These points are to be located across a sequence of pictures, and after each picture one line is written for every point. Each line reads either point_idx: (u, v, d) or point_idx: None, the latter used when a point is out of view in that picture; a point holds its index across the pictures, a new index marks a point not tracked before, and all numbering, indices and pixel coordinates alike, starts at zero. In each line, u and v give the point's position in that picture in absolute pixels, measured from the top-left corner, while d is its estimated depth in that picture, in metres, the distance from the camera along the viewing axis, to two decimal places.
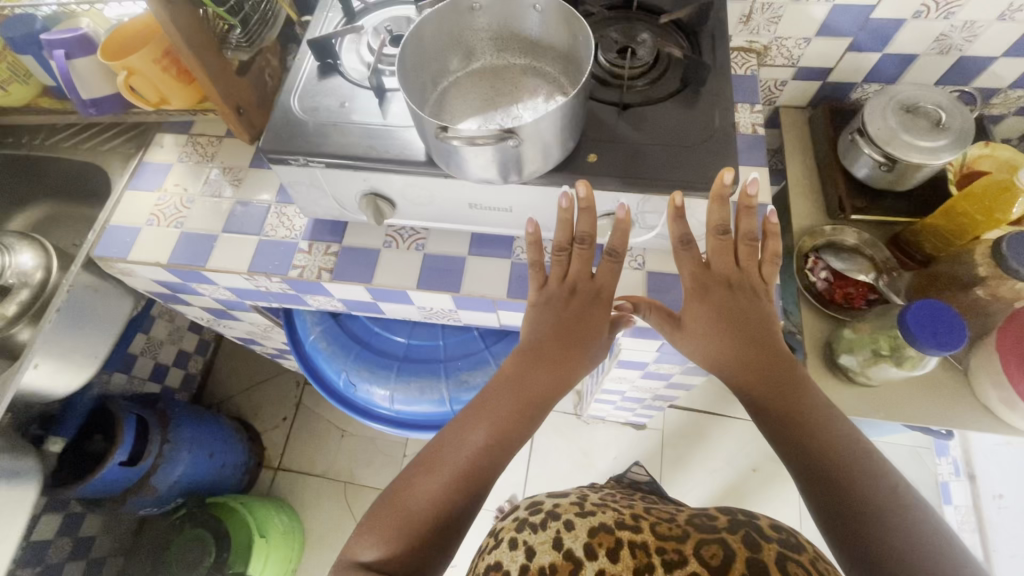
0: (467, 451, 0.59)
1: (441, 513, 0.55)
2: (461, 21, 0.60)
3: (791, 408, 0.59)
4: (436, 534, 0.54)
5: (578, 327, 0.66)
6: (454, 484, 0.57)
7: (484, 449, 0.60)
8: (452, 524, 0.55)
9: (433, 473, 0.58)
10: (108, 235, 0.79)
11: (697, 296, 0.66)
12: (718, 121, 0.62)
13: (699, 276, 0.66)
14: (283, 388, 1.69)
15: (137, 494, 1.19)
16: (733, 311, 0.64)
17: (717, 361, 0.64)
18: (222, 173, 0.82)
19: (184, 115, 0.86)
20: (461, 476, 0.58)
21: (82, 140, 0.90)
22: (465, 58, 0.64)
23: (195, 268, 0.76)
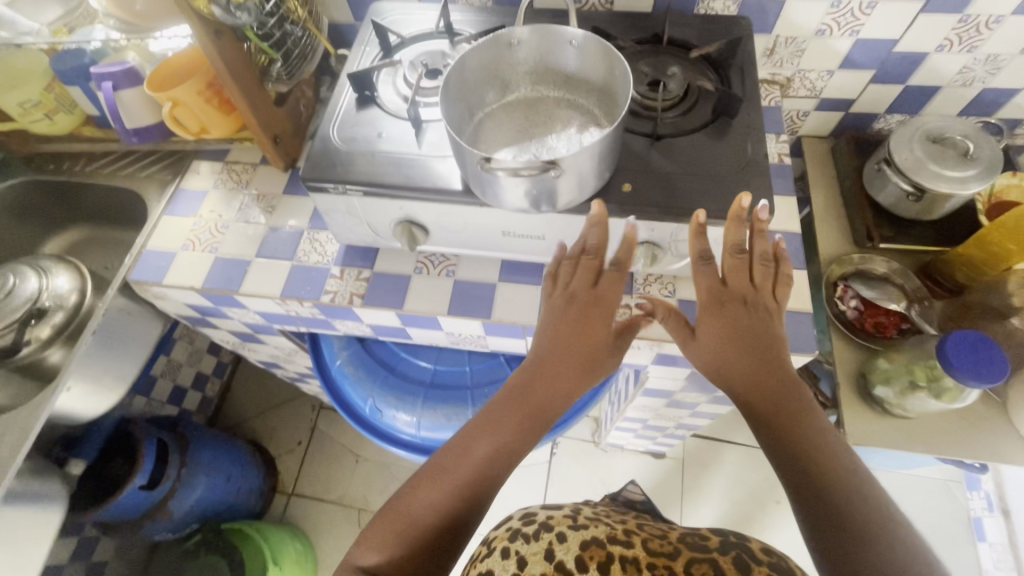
0: (470, 464, 0.57)
1: (438, 529, 0.53)
2: (500, 56, 0.62)
3: (796, 425, 0.56)
4: (435, 544, 0.53)
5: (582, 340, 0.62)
6: (455, 495, 0.55)
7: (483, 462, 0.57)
8: (452, 536, 0.54)
9: (436, 482, 0.56)
10: (144, 260, 0.80)
11: (711, 307, 0.62)
12: (751, 152, 0.63)
13: (713, 288, 0.62)
14: (298, 411, 1.68)
15: (153, 519, 1.18)
16: (745, 325, 0.61)
17: (725, 372, 0.60)
18: (256, 200, 0.84)
19: (220, 144, 0.89)
20: (459, 488, 0.56)
21: (120, 167, 0.92)
22: (502, 90, 0.65)
23: (228, 292, 0.77)
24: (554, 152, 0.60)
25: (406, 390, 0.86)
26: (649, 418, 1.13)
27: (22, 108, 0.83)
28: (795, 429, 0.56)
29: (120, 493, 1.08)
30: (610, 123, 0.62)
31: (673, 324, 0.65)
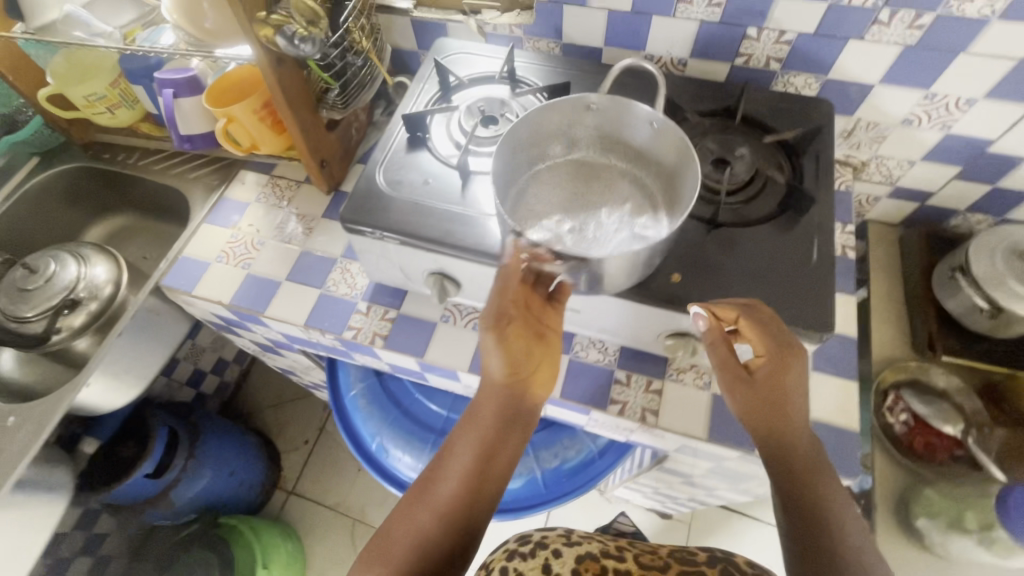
0: (456, 483, 0.51)
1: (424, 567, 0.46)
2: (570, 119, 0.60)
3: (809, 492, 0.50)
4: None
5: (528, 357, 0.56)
6: (445, 517, 0.49)
7: (460, 490, 0.50)
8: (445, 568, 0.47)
9: (422, 504, 0.50)
10: (178, 267, 0.81)
11: (772, 361, 0.52)
12: (816, 257, 0.58)
13: (772, 342, 0.52)
14: (310, 409, 1.69)
15: (154, 507, 1.20)
16: (785, 381, 0.52)
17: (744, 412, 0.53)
18: (295, 219, 0.84)
19: (268, 157, 0.89)
20: (445, 514, 0.49)
21: (172, 165, 0.93)
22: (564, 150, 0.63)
23: (254, 312, 0.76)
24: (607, 237, 0.56)
25: (415, 431, 0.84)
26: (661, 488, 1.08)
27: (87, 101, 0.85)
28: (809, 498, 0.50)
29: (127, 479, 1.10)
30: (671, 213, 0.58)
31: (726, 358, 0.53)
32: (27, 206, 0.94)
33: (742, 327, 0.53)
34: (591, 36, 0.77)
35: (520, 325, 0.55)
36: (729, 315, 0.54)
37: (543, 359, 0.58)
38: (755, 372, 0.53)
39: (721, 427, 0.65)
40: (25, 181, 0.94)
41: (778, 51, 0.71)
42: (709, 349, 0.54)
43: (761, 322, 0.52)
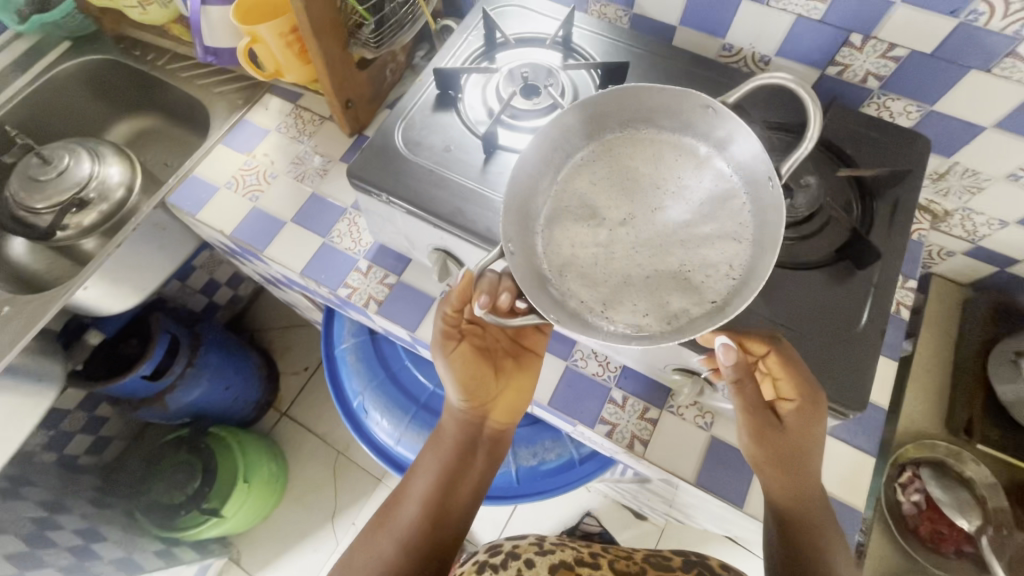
0: (415, 507, 0.57)
1: None
2: (636, 92, 0.50)
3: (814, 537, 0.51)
4: None
5: (488, 382, 0.61)
6: (407, 539, 0.55)
7: (420, 519, 0.56)
8: None
9: (387, 528, 0.56)
10: (187, 185, 0.78)
11: (801, 410, 0.48)
12: (865, 323, 0.50)
13: (805, 392, 0.48)
14: (314, 338, 1.71)
15: (149, 405, 1.23)
16: (806, 433, 0.49)
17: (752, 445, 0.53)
18: (312, 158, 0.79)
19: (295, 85, 0.83)
20: (407, 536, 0.55)
21: (200, 77, 0.90)
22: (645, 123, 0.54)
23: (253, 248, 0.73)
24: (644, 257, 0.50)
25: (399, 398, 0.82)
26: (639, 497, 1.05)
27: None
28: (807, 543, 0.51)
29: (124, 377, 1.11)
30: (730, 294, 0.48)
31: (751, 399, 0.51)
32: (54, 90, 0.92)
33: (771, 364, 0.48)
34: (666, 9, 0.67)
35: (472, 348, 0.60)
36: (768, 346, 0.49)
37: (503, 396, 0.62)
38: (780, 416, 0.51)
39: (712, 474, 0.60)
40: (55, 65, 0.91)
41: (881, 67, 0.61)
42: (736, 392, 0.50)
43: (796, 367, 0.47)
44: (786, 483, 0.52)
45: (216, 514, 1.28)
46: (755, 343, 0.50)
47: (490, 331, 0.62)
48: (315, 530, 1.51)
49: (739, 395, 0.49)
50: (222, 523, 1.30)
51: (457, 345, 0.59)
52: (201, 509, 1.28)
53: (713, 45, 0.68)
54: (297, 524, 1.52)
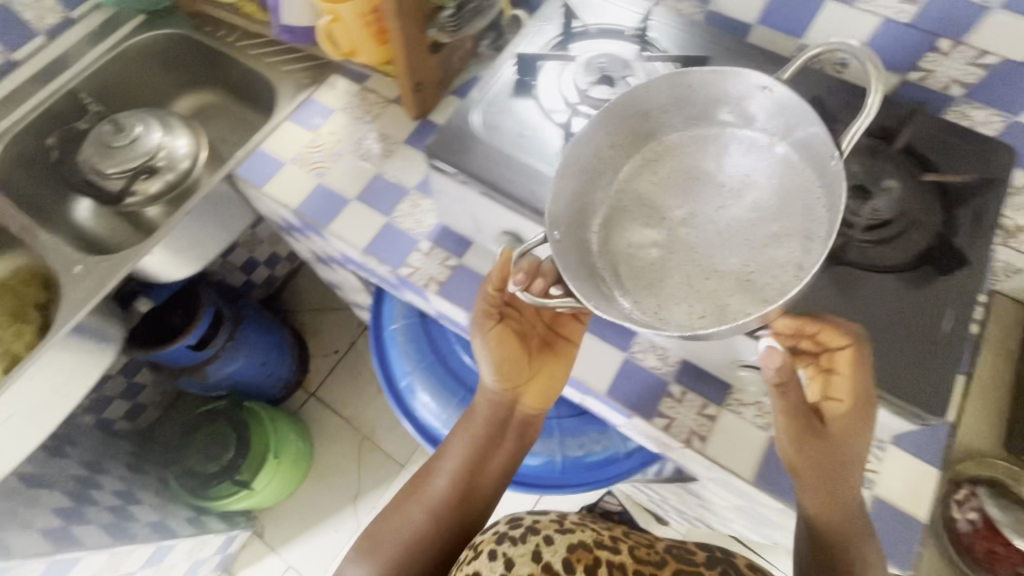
0: (444, 481, 0.63)
1: (418, 549, 0.60)
2: (689, 88, 0.52)
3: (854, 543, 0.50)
4: (419, 557, 0.60)
5: (522, 366, 0.63)
6: (436, 510, 0.62)
7: (450, 493, 0.63)
8: (438, 551, 0.60)
9: (418, 497, 0.63)
10: (255, 158, 0.80)
11: (852, 411, 0.48)
12: (947, 327, 0.50)
13: (856, 390, 0.48)
14: (345, 322, 1.73)
15: (189, 375, 1.26)
16: (849, 438, 0.49)
17: (793, 452, 0.50)
18: (377, 139, 0.80)
19: (362, 67, 0.85)
20: (436, 507, 0.62)
21: (268, 55, 0.92)
22: (704, 118, 0.55)
23: (316, 223, 0.75)
24: (703, 259, 0.50)
25: (446, 382, 0.83)
26: (671, 499, 1.04)
27: None
28: (844, 552, 0.50)
29: (171, 345, 1.14)
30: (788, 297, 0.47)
31: (798, 403, 0.49)
32: (126, 62, 0.95)
33: (840, 356, 0.48)
34: (745, 7, 0.66)
35: (510, 331, 0.62)
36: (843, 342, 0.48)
37: (538, 379, 0.65)
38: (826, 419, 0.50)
39: (772, 474, 0.59)
40: (128, 38, 0.94)
41: (968, 74, 0.60)
42: (778, 396, 0.49)
43: (865, 370, 0.47)
44: (830, 491, 0.50)
45: (247, 487, 1.30)
46: (829, 333, 0.48)
47: (527, 315, 0.64)
48: (337, 511, 1.53)
49: (790, 394, 0.48)
50: (251, 496, 1.32)
51: (495, 325, 0.61)
52: (233, 481, 1.30)
53: (790, 46, 0.67)
54: (320, 503, 1.54)
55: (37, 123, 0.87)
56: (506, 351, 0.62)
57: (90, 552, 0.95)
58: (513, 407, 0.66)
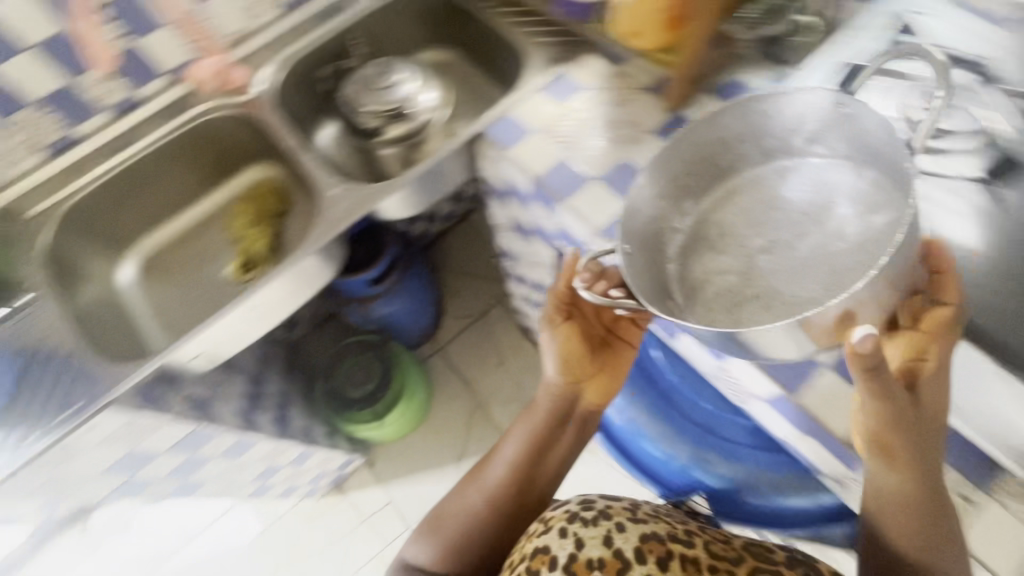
0: (506, 468, 0.75)
1: (487, 518, 0.74)
2: (759, 118, 0.61)
3: (936, 505, 0.57)
4: (489, 523, 0.74)
5: (585, 361, 0.74)
6: (500, 489, 0.75)
7: (509, 479, 0.75)
8: (505, 518, 0.75)
9: (484, 481, 0.76)
10: (504, 122, 0.82)
11: (936, 372, 0.54)
12: None
13: (944, 361, 0.54)
14: (481, 291, 1.78)
15: (355, 306, 1.37)
16: (933, 399, 0.55)
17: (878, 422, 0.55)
18: (626, 124, 0.79)
19: (621, 50, 0.84)
20: (499, 487, 0.75)
21: (521, 24, 0.94)
22: (778, 155, 0.64)
23: (555, 196, 0.76)
24: (778, 285, 0.57)
25: (635, 378, 0.82)
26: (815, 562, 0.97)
27: None
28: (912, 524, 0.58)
29: (353, 276, 1.27)
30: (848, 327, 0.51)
31: (890, 382, 0.52)
32: (389, 12, 1.01)
33: (932, 328, 0.53)
34: None
35: (576, 333, 0.73)
36: (949, 302, 0.54)
37: (598, 376, 0.76)
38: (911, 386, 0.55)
39: None
40: None
41: None
42: (869, 380, 0.51)
43: (954, 329, 0.54)
44: (917, 465, 0.56)
45: (380, 417, 1.41)
46: (948, 293, 0.54)
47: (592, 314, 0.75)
48: (441, 465, 1.60)
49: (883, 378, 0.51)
50: (376, 428, 1.43)
51: (564, 321, 0.72)
52: (370, 410, 1.40)
53: None
54: (427, 453, 1.62)
55: (314, 54, 0.96)
56: (572, 350, 0.73)
57: (267, 438, 1.05)
58: (574, 400, 0.76)
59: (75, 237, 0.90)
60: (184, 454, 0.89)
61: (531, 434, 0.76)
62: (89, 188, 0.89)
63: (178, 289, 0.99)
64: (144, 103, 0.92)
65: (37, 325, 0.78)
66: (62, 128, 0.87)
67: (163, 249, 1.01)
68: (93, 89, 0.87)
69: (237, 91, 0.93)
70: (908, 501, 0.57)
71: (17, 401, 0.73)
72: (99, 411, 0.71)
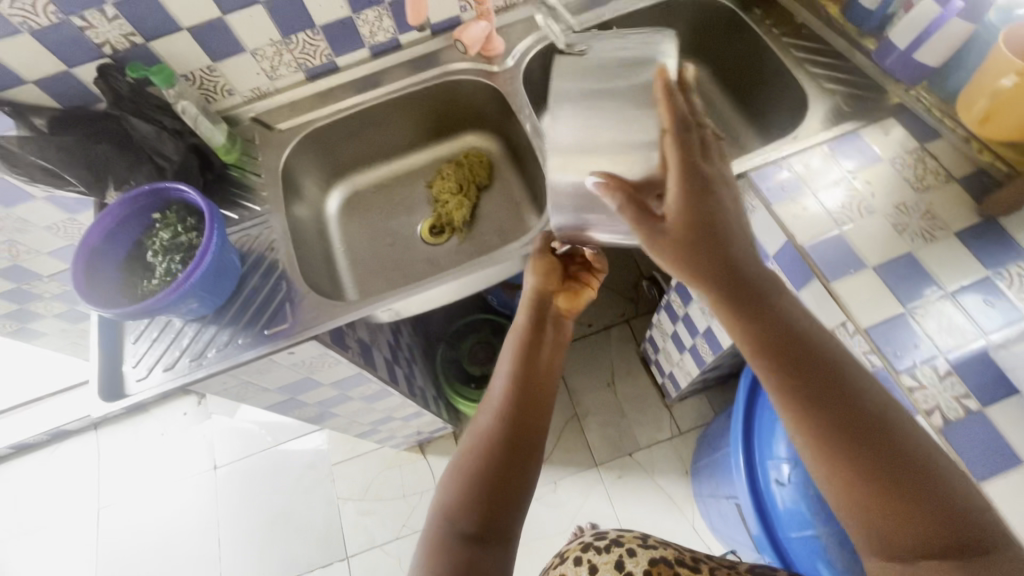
0: (499, 386, 0.66)
1: (487, 446, 0.61)
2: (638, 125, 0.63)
3: (807, 346, 0.51)
4: (500, 451, 0.61)
5: (552, 273, 0.74)
6: (502, 410, 0.64)
7: (512, 392, 0.65)
8: (518, 447, 0.62)
9: (486, 411, 0.66)
10: (773, 171, 0.74)
11: (694, 195, 0.50)
12: None
13: (692, 186, 0.50)
14: (611, 304, 1.71)
15: (502, 287, 1.35)
16: (715, 232, 0.50)
17: (699, 275, 0.52)
18: (921, 214, 0.68)
19: (939, 127, 0.72)
20: (500, 407, 0.64)
21: (811, 64, 0.84)
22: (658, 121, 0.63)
23: (819, 274, 0.67)
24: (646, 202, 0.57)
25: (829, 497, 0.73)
26: None
27: None
28: (864, 420, 0.48)
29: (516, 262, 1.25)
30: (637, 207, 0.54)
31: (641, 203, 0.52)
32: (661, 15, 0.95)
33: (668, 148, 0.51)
34: None
35: (548, 260, 0.74)
36: (673, 126, 0.51)
37: (569, 287, 0.75)
38: (668, 220, 0.51)
39: None
40: None
41: None
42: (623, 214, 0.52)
43: (687, 145, 0.50)
44: (760, 317, 0.52)
45: None
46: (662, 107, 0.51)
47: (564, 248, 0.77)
48: None
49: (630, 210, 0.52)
50: None
51: (540, 252, 0.75)
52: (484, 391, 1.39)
53: None
54: None
55: None
56: (539, 267, 0.73)
57: (400, 394, 1.06)
58: (549, 303, 0.73)
59: (305, 158, 0.94)
60: (335, 390, 0.91)
61: (516, 343, 0.69)
62: (331, 117, 0.92)
63: (369, 227, 1.01)
64: (403, 50, 0.93)
65: (265, 235, 0.82)
66: (329, 56, 0.90)
67: (367, 188, 1.04)
68: (367, 27, 0.87)
69: (491, 60, 0.92)
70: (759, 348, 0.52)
71: (233, 300, 0.76)
72: (299, 339, 0.73)
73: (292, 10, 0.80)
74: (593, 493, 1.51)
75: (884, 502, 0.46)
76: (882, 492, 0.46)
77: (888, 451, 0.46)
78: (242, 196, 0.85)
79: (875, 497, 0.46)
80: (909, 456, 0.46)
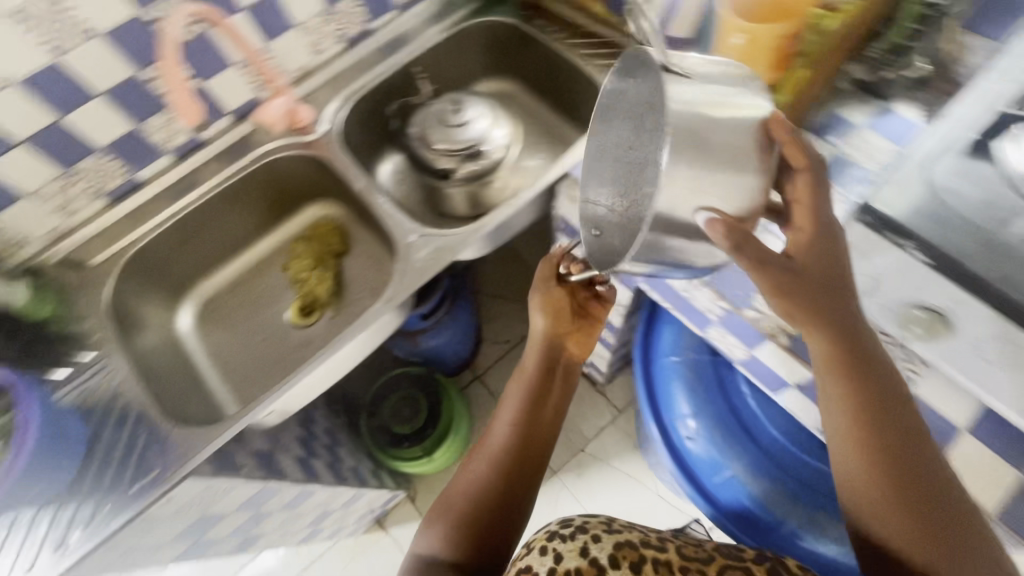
0: (499, 433, 0.67)
1: (480, 502, 0.64)
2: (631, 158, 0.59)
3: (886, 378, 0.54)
4: (489, 504, 0.64)
5: (564, 314, 0.72)
6: (495, 460, 0.66)
7: (511, 441, 0.67)
8: (510, 503, 0.64)
9: (481, 454, 0.67)
10: None
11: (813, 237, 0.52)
12: None
13: (814, 225, 0.52)
14: None
15: (404, 339, 1.34)
16: (827, 274, 0.52)
17: (799, 308, 0.52)
18: None
19: None
20: (499, 462, 0.65)
21: (598, 58, 0.91)
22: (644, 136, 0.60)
23: None
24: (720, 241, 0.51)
25: (739, 433, 0.81)
26: None
27: None
28: (915, 440, 0.53)
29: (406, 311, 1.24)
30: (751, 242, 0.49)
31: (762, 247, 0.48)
32: (455, 43, 0.99)
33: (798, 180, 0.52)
34: None
35: (561, 302, 0.71)
36: (802, 165, 0.51)
37: (579, 331, 0.74)
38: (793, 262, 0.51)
39: None
40: (460, 21, 0.97)
41: None
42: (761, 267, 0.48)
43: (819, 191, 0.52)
44: (840, 347, 0.53)
45: (426, 455, 1.36)
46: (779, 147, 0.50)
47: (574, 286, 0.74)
48: None
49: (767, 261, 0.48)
50: (421, 465, 1.37)
51: (552, 287, 0.71)
52: (420, 447, 1.36)
53: None
54: None
55: (381, 88, 0.95)
56: (544, 305, 0.71)
57: (325, 486, 1.00)
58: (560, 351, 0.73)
59: (134, 287, 0.87)
60: (247, 512, 0.84)
61: (521, 391, 0.69)
62: (151, 235, 0.85)
63: (235, 331, 0.95)
64: (208, 145, 0.89)
65: (110, 381, 0.74)
66: (126, 173, 0.83)
67: (219, 291, 0.97)
68: (159, 134, 0.82)
69: (304, 131, 0.90)
70: (836, 364, 0.54)
71: (89, 465, 0.68)
72: (179, 480, 0.68)
73: (62, 140, 0.74)
74: (560, 500, 1.51)
75: (907, 498, 0.52)
76: (909, 496, 0.52)
77: (924, 470, 0.52)
78: (66, 349, 0.76)
79: (905, 501, 0.52)
80: (941, 480, 0.52)
